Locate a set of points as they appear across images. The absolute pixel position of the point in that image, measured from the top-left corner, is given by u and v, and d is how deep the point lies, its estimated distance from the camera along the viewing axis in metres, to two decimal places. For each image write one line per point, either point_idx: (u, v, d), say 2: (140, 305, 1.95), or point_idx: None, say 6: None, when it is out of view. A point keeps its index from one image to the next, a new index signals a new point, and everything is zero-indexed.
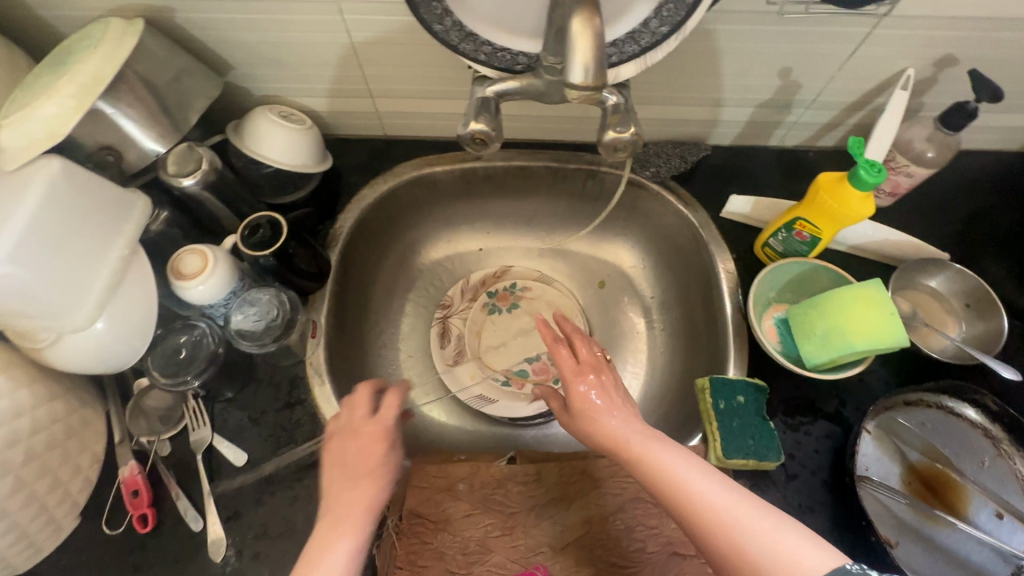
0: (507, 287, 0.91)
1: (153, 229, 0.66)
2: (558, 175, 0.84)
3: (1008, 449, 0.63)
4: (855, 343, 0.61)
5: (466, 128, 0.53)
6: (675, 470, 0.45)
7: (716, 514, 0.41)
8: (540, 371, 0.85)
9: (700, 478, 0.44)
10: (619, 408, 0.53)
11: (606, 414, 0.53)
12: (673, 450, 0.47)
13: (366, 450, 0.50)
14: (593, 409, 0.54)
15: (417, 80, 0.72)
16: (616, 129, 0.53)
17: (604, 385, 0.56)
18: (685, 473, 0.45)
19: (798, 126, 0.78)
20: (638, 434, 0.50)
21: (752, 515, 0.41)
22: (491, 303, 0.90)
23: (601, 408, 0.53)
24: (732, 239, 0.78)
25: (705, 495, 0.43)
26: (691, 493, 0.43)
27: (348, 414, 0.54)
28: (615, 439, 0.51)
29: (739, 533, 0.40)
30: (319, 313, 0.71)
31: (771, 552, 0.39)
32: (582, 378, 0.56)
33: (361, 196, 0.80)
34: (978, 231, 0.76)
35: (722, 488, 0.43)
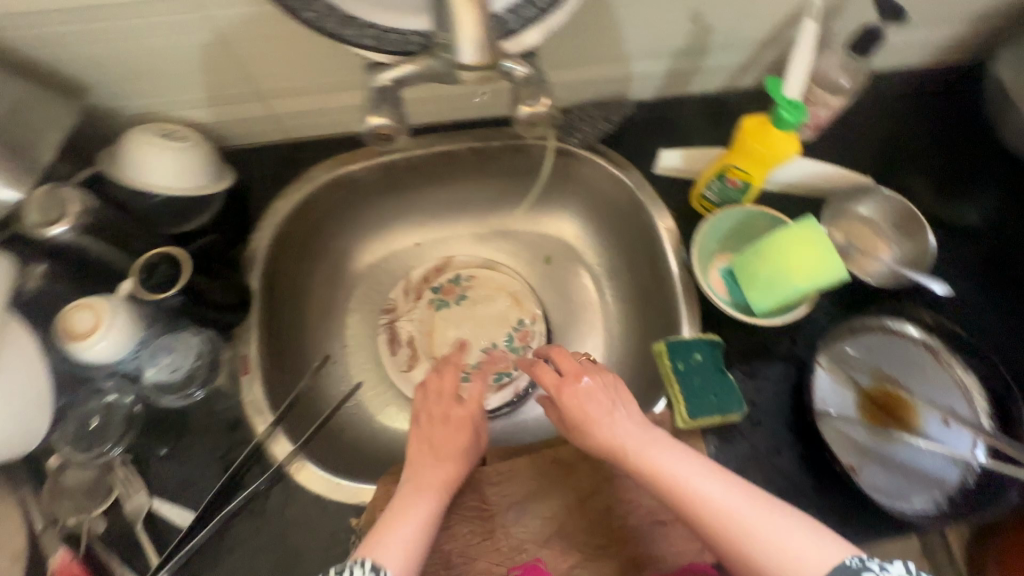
0: (452, 279, 0.87)
1: (28, 288, 0.57)
2: (484, 154, 0.79)
3: (948, 358, 0.66)
4: (798, 284, 0.62)
5: (366, 124, 0.49)
6: (677, 473, 0.46)
7: (722, 519, 0.43)
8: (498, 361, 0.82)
9: (704, 480, 0.45)
10: (614, 414, 0.51)
11: (602, 423, 0.51)
12: (672, 449, 0.47)
13: (448, 436, 0.57)
14: (590, 419, 0.51)
15: (310, 73, 0.64)
16: (529, 103, 0.50)
17: (596, 393, 0.52)
18: (688, 474, 0.45)
19: (717, 69, 0.76)
20: (637, 437, 0.49)
21: (758, 514, 0.43)
22: (438, 299, 0.85)
23: (597, 418, 0.51)
24: (669, 195, 0.76)
25: (709, 497, 0.44)
26: (698, 496, 0.44)
27: (443, 396, 0.60)
28: (613, 445, 0.49)
29: (749, 535, 0.42)
30: (249, 346, 0.65)
31: (777, 546, 0.41)
32: (573, 389, 0.53)
33: (274, 210, 0.72)
34: (896, 151, 0.78)
35: (727, 488, 0.44)
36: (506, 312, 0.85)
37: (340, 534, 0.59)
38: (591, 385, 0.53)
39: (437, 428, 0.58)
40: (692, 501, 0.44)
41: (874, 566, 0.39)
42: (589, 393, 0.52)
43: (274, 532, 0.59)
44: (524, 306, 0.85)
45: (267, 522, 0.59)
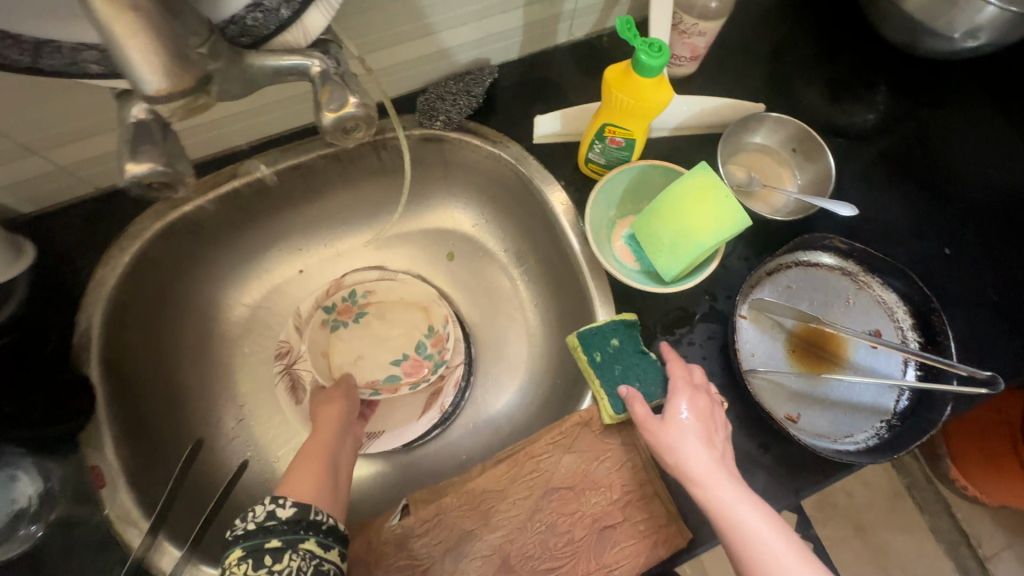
0: (347, 296, 0.76)
1: None
2: (343, 159, 0.69)
3: (866, 279, 0.64)
4: (700, 241, 0.56)
5: (126, 174, 0.38)
6: (748, 525, 0.45)
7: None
8: (411, 371, 0.74)
9: (778, 543, 0.44)
10: (720, 445, 0.51)
11: (700, 442, 0.50)
12: (752, 503, 0.47)
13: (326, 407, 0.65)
14: (687, 429, 0.51)
15: (82, 111, 0.51)
16: (331, 107, 0.39)
17: (711, 414, 0.53)
18: (761, 530, 0.45)
19: (579, 13, 0.67)
20: (724, 478, 0.48)
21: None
22: (332, 320, 0.75)
23: (696, 438, 0.50)
24: (556, 165, 0.68)
25: (774, 557, 0.44)
26: (762, 553, 0.44)
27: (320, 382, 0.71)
28: (693, 473, 0.49)
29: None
30: (101, 450, 0.55)
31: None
32: (692, 401, 0.53)
33: (97, 280, 0.60)
34: (784, 68, 0.73)
35: (798, 559, 0.44)
36: (414, 319, 0.76)
37: None
38: (705, 405, 0.53)
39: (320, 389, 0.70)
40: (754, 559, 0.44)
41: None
42: (699, 410, 0.53)
43: None
44: (432, 311, 0.76)
45: None
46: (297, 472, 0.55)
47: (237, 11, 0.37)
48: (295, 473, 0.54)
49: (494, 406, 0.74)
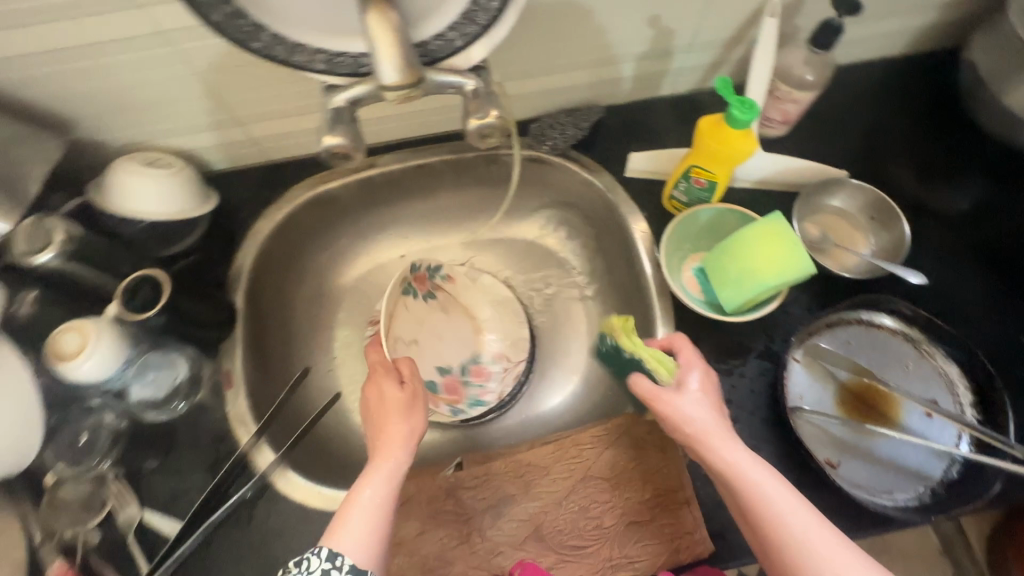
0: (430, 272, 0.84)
1: (21, 313, 0.60)
2: (460, 166, 0.81)
3: (929, 348, 0.65)
4: (766, 280, 0.61)
5: (322, 144, 0.51)
6: (759, 487, 0.48)
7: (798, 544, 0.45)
8: (449, 388, 0.80)
9: (788, 503, 0.47)
10: (722, 413, 0.54)
11: (705, 411, 0.53)
12: (760, 465, 0.49)
13: (392, 421, 0.55)
14: (691, 399, 0.54)
15: (284, 99, 0.67)
16: (477, 115, 0.51)
17: (713, 386, 0.55)
18: (772, 492, 0.47)
19: (685, 71, 0.77)
20: (730, 443, 0.50)
21: (843, 557, 0.44)
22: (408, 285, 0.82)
23: (701, 407, 0.53)
24: (641, 198, 0.76)
25: (785, 517, 0.46)
26: (775, 513, 0.46)
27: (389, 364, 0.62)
28: (703, 440, 0.51)
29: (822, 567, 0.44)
30: (234, 360, 0.68)
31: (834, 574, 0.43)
32: (693, 369, 0.56)
33: (256, 229, 0.75)
34: (873, 143, 0.77)
35: (807, 516, 0.46)
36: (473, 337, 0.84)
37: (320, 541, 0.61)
38: (707, 378, 0.56)
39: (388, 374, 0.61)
40: (769, 521, 0.46)
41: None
42: (703, 383, 0.55)
43: (257, 539, 0.61)
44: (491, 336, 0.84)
45: (251, 530, 0.61)
46: (353, 523, 0.48)
47: (428, 37, 0.50)
48: (348, 523, 0.47)
49: (546, 405, 0.81)
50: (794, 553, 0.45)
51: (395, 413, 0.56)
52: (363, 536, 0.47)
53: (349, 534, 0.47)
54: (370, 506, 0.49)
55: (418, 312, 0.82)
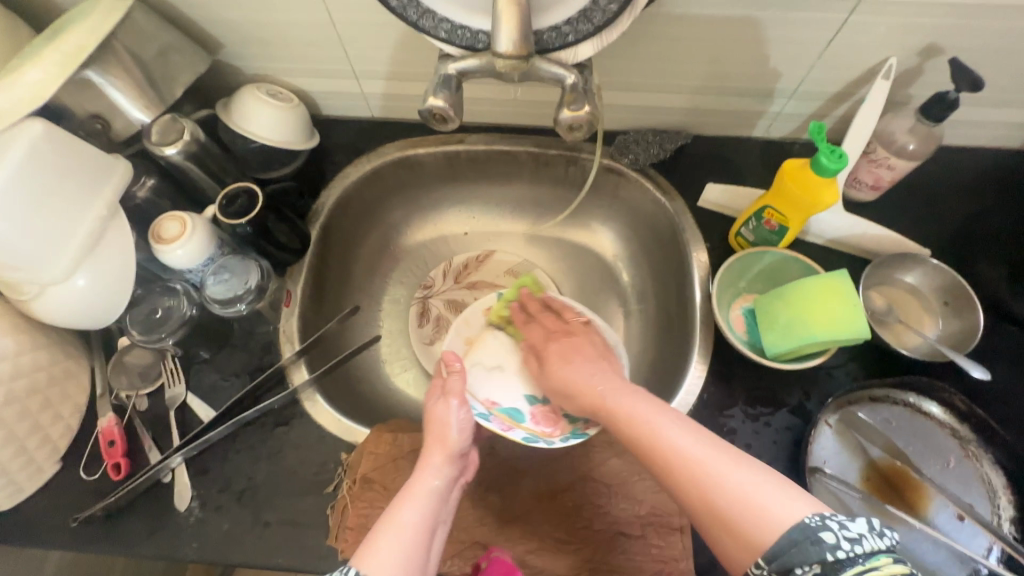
0: (534, 297, 0.79)
1: (139, 195, 0.70)
2: (541, 160, 0.84)
3: (976, 451, 0.62)
4: (815, 334, 0.60)
5: (425, 103, 0.54)
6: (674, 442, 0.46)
7: (710, 486, 0.43)
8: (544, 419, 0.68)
9: (698, 446, 0.45)
10: (598, 370, 0.59)
11: (585, 368, 0.60)
12: (670, 420, 0.48)
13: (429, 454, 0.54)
14: (569, 363, 0.61)
15: (399, 62, 0.73)
16: (571, 108, 0.53)
17: (580, 345, 0.64)
18: (681, 441, 0.46)
19: (783, 116, 0.77)
20: (619, 394, 0.54)
21: (752, 481, 0.42)
22: (507, 312, 0.77)
23: (579, 370, 0.60)
24: (708, 229, 0.77)
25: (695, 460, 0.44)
26: (671, 450, 0.46)
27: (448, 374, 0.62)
28: (595, 396, 0.56)
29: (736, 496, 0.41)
30: (296, 283, 0.74)
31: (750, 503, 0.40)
32: (554, 342, 0.66)
33: (344, 174, 0.81)
34: (970, 231, 0.73)
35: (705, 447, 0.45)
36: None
37: (329, 465, 0.65)
38: (585, 343, 0.64)
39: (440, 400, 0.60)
40: (682, 469, 0.44)
41: (833, 524, 0.37)
42: (573, 347, 0.63)
43: (275, 447, 0.66)
44: None
45: (271, 437, 0.66)
46: (387, 547, 0.46)
47: (543, 28, 0.54)
48: (381, 539, 0.46)
49: None
50: (705, 490, 0.43)
51: (440, 436, 0.56)
52: (395, 557, 0.45)
53: (383, 552, 0.45)
54: (408, 527, 0.48)
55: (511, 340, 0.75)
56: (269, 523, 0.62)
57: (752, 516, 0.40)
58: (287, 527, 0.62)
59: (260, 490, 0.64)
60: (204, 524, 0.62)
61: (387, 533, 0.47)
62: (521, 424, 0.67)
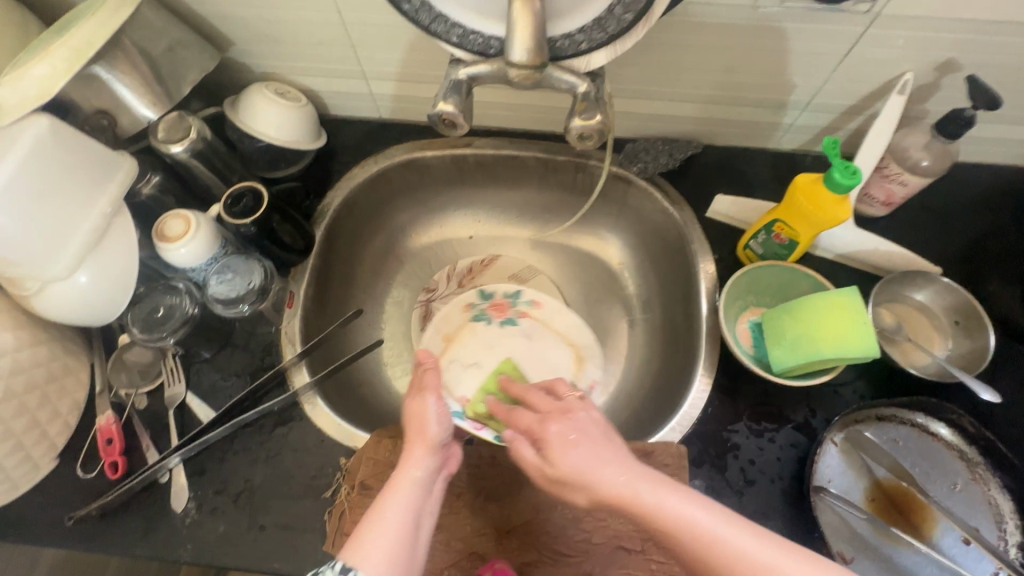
0: (507, 294, 0.87)
1: (144, 191, 0.69)
2: (549, 166, 0.83)
3: (984, 474, 0.61)
4: (823, 350, 0.59)
5: (435, 109, 0.54)
6: (692, 522, 0.42)
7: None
8: None
9: (724, 527, 0.41)
10: (611, 453, 0.47)
11: (595, 461, 0.46)
12: (683, 496, 0.43)
13: (413, 447, 0.53)
14: (574, 448, 0.48)
15: (409, 64, 0.72)
16: (583, 116, 0.52)
17: (584, 428, 0.50)
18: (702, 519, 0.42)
19: (795, 128, 0.76)
20: (649, 485, 0.44)
21: (779, 556, 0.40)
22: (480, 309, 0.86)
23: (589, 458, 0.47)
24: (716, 240, 0.76)
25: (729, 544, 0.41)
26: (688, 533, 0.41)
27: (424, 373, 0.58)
28: (623, 494, 0.44)
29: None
30: (299, 284, 0.73)
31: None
32: (546, 419, 0.52)
33: (351, 175, 0.80)
34: (982, 249, 0.72)
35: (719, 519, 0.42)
36: (562, 365, 0.82)
37: (327, 469, 0.65)
38: (586, 425, 0.50)
39: (413, 397, 0.57)
40: (719, 559, 0.40)
41: None
42: (576, 433, 0.49)
43: (273, 450, 0.65)
44: (583, 368, 0.82)
45: (270, 439, 0.66)
46: (375, 544, 0.44)
47: (557, 35, 0.53)
48: (369, 539, 0.44)
49: None
50: None
51: (421, 428, 0.54)
52: (384, 554, 0.44)
53: (372, 553, 0.44)
54: (393, 523, 0.46)
55: (486, 335, 0.84)
56: (265, 527, 0.62)
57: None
58: (284, 531, 0.61)
59: (257, 493, 0.63)
60: (200, 526, 0.62)
61: (375, 533, 0.45)
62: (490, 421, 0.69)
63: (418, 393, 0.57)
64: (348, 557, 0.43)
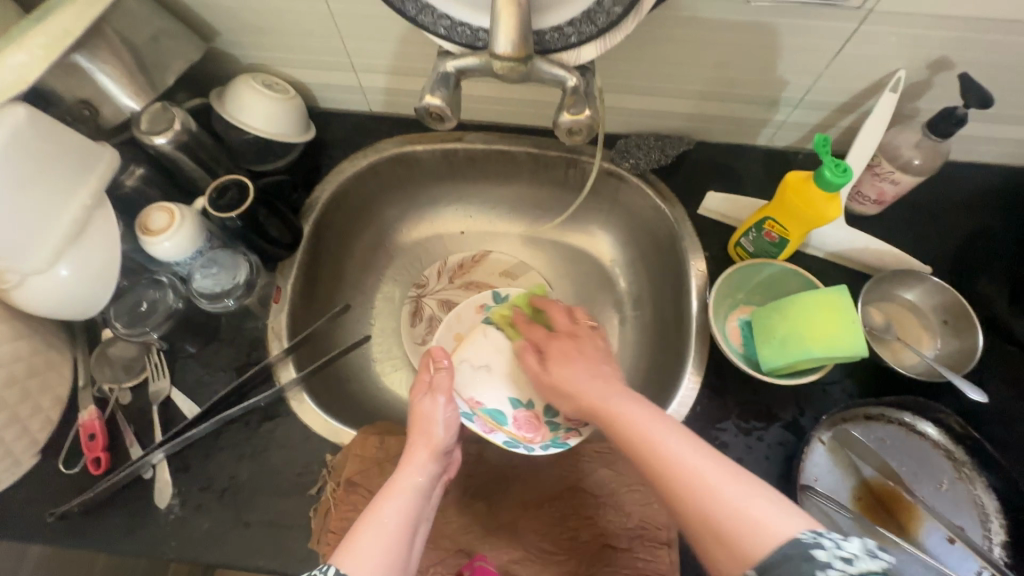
0: None
1: (127, 184, 0.68)
2: (540, 161, 0.82)
3: (970, 473, 0.61)
4: (813, 350, 0.59)
5: (422, 102, 0.53)
6: (662, 444, 0.46)
7: (698, 492, 0.42)
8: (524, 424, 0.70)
9: (673, 440, 0.46)
10: (599, 374, 0.59)
11: (585, 372, 0.60)
12: (666, 425, 0.48)
13: (415, 447, 0.54)
14: (570, 369, 0.61)
15: (399, 57, 0.71)
16: (571, 111, 0.52)
17: (579, 347, 0.64)
18: (670, 442, 0.46)
19: (788, 125, 0.75)
20: (618, 395, 0.55)
21: (751, 490, 0.41)
22: (492, 314, 0.77)
23: (576, 374, 0.60)
24: (707, 238, 0.76)
25: (682, 460, 0.44)
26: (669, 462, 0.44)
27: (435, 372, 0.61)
28: (597, 399, 0.56)
29: (725, 508, 0.40)
30: (286, 279, 0.73)
31: (738, 513, 0.39)
32: (556, 341, 0.66)
33: (340, 169, 0.79)
34: (972, 248, 0.72)
35: (699, 456, 0.44)
36: None
37: (313, 466, 0.64)
38: (585, 348, 0.64)
39: (423, 397, 0.59)
40: (679, 476, 0.43)
41: (826, 542, 0.36)
42: (575, 353, 0.63)
43: (259, 446, 0.65)
44: None
45: (255, 435, 0.65)
46: (370, 539, 0.45)
47: (545, 28, 0.52)
48: (364, 538, 0.45)
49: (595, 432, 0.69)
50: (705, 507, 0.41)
51: (425, 429, 0.56)
52: (377, 550, 0.45)
53: (365, 548, 0.45)
54: (390, 528, 0.47)
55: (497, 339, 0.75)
56: (250, 524, 0.61)
57: (732, 520, 0.39)
58: (269, 528, 0.61)
59: (242, 490, 0.63)
60: (184, 522, 0.61)
61: (370, 528, 0.46)
62: (503, 426, 0.69)
63: (427, 394, 0.60)
64: (341, 560, 0.43)
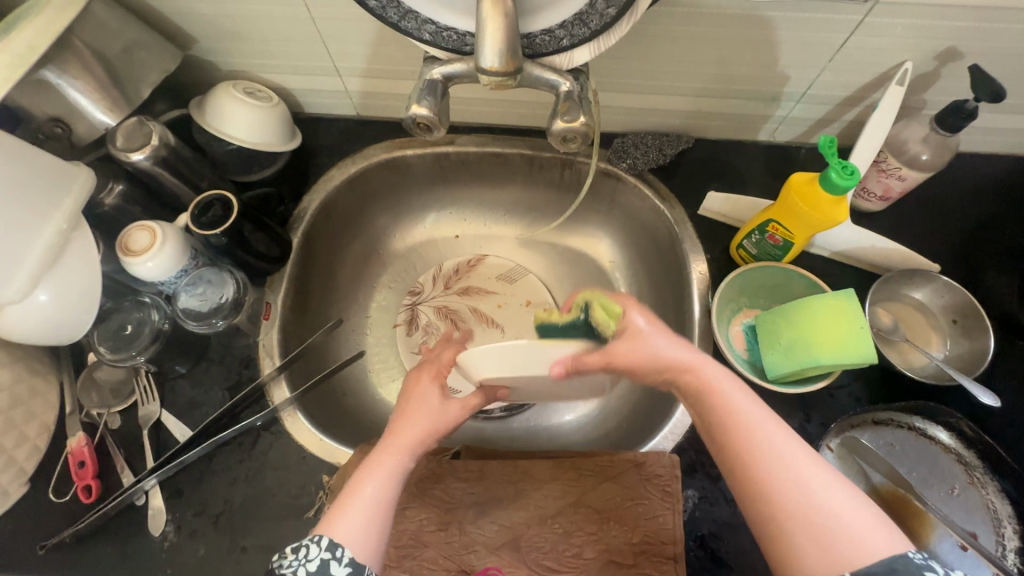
0: None
1: (108, 202, 0.65)
2: (534, 163, 0.79)
3: (982, 478, 0.60)
4: (820, 357, 0.57)
5: (409, 112, 0.50)
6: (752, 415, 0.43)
7: (810, 510, 0.39)
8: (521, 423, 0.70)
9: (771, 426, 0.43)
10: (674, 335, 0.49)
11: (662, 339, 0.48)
12: (743, 392, 0.45)
13: (402, 423, 0.51)
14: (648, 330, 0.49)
15: (385, 60, 0.68)
16: (565, 118, 0.49)
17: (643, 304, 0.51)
18: (757, 415, 0.43)
19: (789, 121, 0.73)
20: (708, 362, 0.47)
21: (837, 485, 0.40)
22: None
23: (658, 333, 0.48)
24: (708, 239, 0.74)
25: (777, 444, 0.41)
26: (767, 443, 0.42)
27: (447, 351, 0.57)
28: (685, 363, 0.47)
29: (814, 495, 0.39)
30: (276, 294, 0.71)
31: (841, 517, 0.38)
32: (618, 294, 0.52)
33: (328, 177, 0.77)
34: (981, 243, 0.70)
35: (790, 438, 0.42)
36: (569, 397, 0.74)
37: (310, 487, 0.63)
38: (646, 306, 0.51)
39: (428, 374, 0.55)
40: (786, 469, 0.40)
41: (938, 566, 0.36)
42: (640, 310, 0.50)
43: (253, 469, 0.63)
44: None
45: (249, 458, 0.64)
46: (357, 511, 0.45)
47: (535, 31, 0.50)
48: (352, 508, 0.45)
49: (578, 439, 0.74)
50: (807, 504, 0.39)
51: (412, 410, 0.52)
52: (362, 524, 0.44)
53: (354, 523, 0.44)
54: (373, 499, 0.46)
55: None
56: (247, 549, 0.60)
57: (833, 520, 0.38)
58: (266, 553, 0.60)
59: (238, 514, 0.61)
60: (180, 549, 0.60)
61: (355, 502, 0.45)
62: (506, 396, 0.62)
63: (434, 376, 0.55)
64: (331, 530, 0.44)
